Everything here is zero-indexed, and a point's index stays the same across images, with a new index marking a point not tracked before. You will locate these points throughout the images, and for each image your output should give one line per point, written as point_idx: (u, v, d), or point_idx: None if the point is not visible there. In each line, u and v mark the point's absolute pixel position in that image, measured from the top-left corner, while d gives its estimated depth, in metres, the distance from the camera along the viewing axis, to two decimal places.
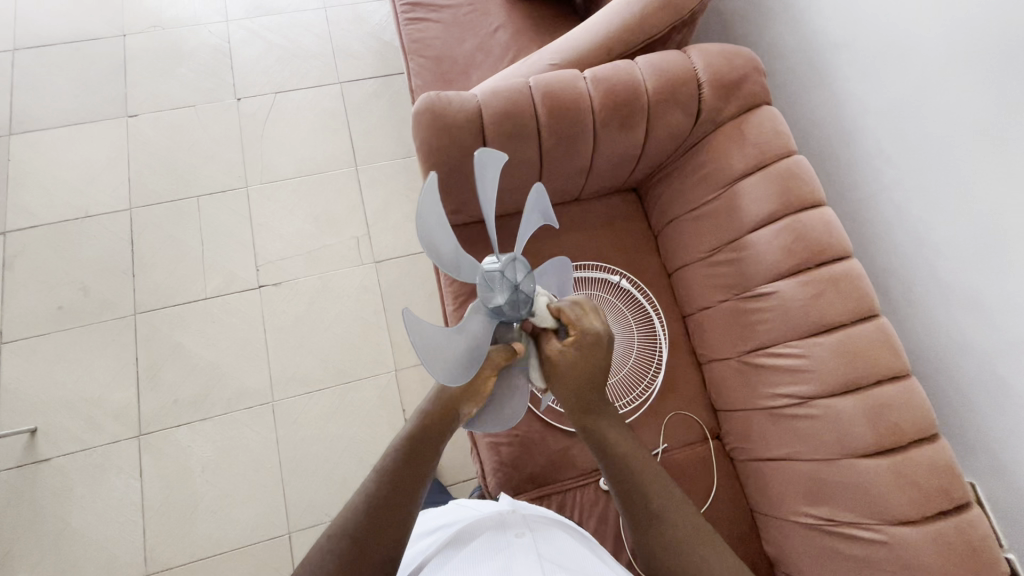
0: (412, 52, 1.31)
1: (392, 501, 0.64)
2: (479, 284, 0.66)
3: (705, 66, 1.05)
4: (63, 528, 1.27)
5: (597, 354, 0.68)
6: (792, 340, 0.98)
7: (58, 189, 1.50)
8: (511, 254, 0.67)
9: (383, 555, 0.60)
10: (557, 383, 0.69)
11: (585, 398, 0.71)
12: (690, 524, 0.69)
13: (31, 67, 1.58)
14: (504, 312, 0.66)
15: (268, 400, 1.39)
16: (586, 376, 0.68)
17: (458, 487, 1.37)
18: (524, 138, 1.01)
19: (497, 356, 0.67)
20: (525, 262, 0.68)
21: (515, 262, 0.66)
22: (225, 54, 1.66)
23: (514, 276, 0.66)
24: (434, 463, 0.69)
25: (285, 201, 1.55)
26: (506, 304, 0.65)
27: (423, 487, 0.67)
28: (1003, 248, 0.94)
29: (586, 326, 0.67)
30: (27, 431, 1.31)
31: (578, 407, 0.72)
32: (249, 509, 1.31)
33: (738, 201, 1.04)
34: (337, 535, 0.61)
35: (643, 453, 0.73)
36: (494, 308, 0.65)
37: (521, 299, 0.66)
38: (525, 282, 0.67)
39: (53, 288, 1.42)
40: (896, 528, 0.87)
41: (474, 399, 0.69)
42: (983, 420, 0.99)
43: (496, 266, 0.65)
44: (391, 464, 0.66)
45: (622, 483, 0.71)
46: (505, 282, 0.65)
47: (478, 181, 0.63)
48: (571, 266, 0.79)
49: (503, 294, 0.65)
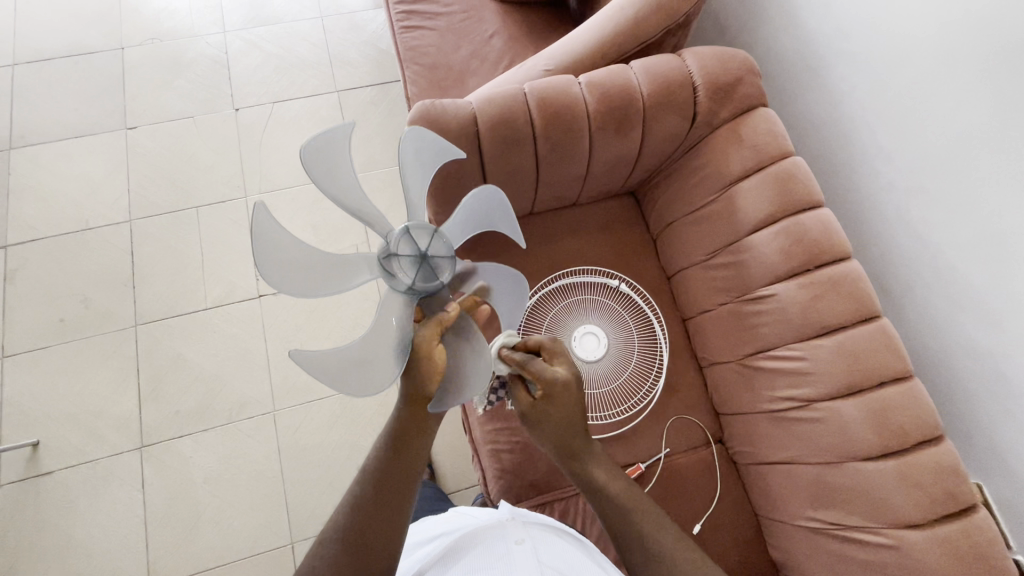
0: (407, 60, 1.31)
1: (382, 501, 0.64)
2: (383, 273, 0.67)
3: (700, 69, 1.04)
4: (67, 541, 1.27)
5: (569, 399, 0.71)
6: (792, 343, 0.98)
7: (57, 202, 1.50)
8: (399, 228, 0.67)
9: (379, 553, 0.62)
10: (538, 431, 0.73)
11: (570, 441, 0.72)
12: (689, 562, 0.66)
13: (31, 82, 1.59)
14: (419, 287, 0.68)
15: (269, 410, 1.39)
16: (568, 421, 0.71)
17: (462, 494, 1.37)
18: (518, 144, 1.00)
19: (427, 331, 0.66)
20: (419, 226, 0.68)
21: (406, 236, 0.67)
22: (223, 65, 1.66)
23: (413, 247, 0.67)
24: (422, 454, 0.68)
25: (284, 210, 1.55)
26: (417, 277, 0.67)
27: (414, 485, 0.67)
28: (1005, 246, 0.93)
29: (549, 376, 0.71)
30: (30, 445, 1.31)
31: (563, 454, 0.73)
32: (251, 520, 1.31)
33: (736, 204, 1.03)
34: (331, 539, 0.63)
35: (635, 493, 0.73)
36: (407, 288, 0.67)
37: (430, 265, 0.68)
38: (430, 245, 0.68)
39: (54, 300, 1.43)
40: (902, 532, 0.86)
41: (428, 377, 0.66)
42: (989, 421, 0.98)
43: (393, 247, 0.67)
44: (378, 466, 0.66)
45: (617, 525, 0.71)
46: (403, 259, 0.66)
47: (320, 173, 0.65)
48: (493, 191, 0.72)
49: (408, 268, 0.67)
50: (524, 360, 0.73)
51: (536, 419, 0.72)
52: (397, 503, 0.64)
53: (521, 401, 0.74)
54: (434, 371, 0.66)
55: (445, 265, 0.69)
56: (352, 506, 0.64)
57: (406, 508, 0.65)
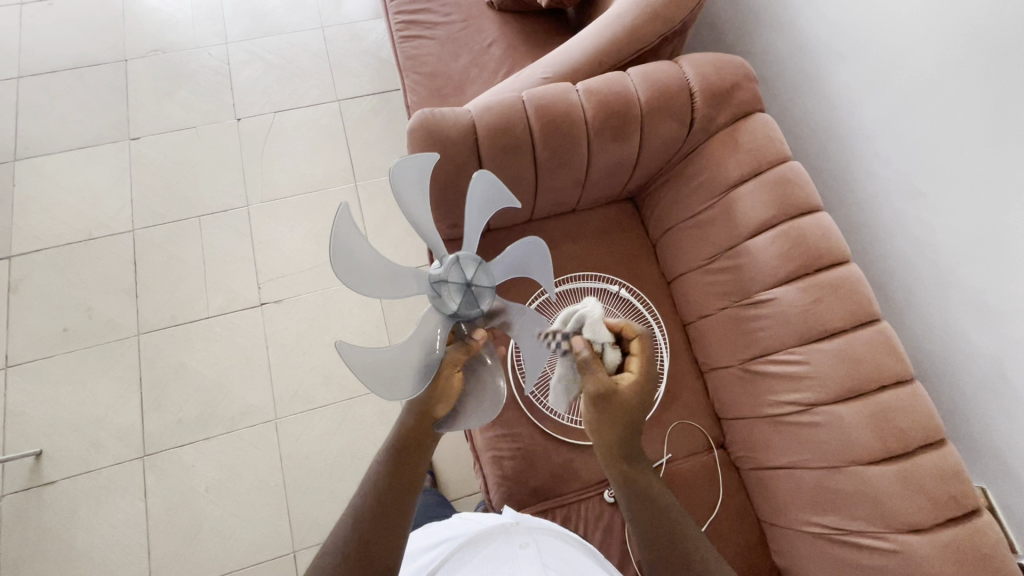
0: (407, 69, 1.32)
1: (385, 512, 0.65)
2: (430, 294, 0.70)
3: (697, 75, 1.05)
4: (69, 551, 1.27)
5: (646, 397, 0.75)
6: (793, 346, 0.98)
7: (61, 212, 1.52)
8: (479, 260, 0.71)
9: (382, 564, 0.63)
10: (602, 410, 0.73)
11: (627, 444, 0.73)
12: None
13: (36, 94, 1.61)
14: (460, 313, 0.70)
15: (269, 419, 1.39)
16: (631, 411, 0.73)
17: (463, 501, 1.36)
18: (518, 150, 1.01)
19: (454, 353, 0.71)
20: (488, 274, 0.72)
21: (478, 265, 0.71)
22: (225, 76, 1.68)
23: (461, 275, 0.69)
24: (422, 468, 0.70)
25: (285, 218, 1.56)
26: (461, 305, 0.69)
27: (416, 494, 0.69)
28: (1006, 248, 0.93)
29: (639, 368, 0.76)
30: (32, 455, 1.31)
31: (619, 453, 0.73)
32: (253, 528, 1.31)
33: (735, 208, 1.04)
34: (334, 552, 0.63)
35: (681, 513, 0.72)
36: (450, 313, 0.70)
37: (473, 293, 0.70)
38: (476, 277, 0.70)
39: (58, 310, 1.44)
40: (905, 536, 0.86)
41: (443, 398, 0.71)
42: (992, 424, 0.97)
43: (441, 272, 0.69)
44: (379, 480, 0.67)
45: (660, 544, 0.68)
46: (458, 274, 0.69)
47: (473, 194, 0.74)
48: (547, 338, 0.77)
49: (455, 295, 0.69)
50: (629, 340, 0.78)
51: (613, 394, 0.73)
52: (399, 518, 0.66)
53: (601, 373, 0.73)
54: (449, 392, 0.71)
55: (488, 295, 0.71)
56: (357, 516, 0.65)
57: (404, 516, 0.66)
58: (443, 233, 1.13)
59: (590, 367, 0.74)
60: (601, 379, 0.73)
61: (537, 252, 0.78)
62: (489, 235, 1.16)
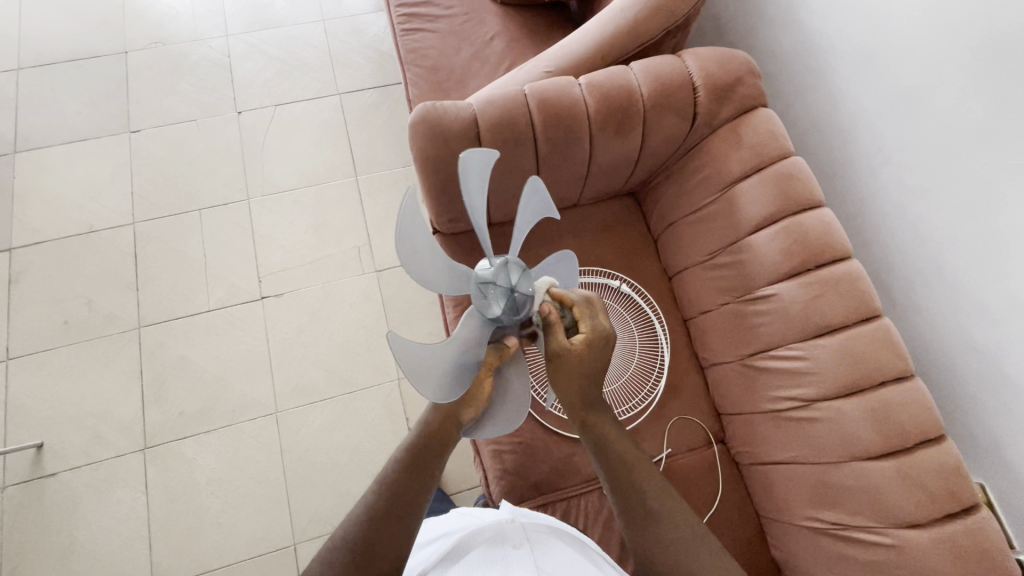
0: (408, 63, 1.32)
1: (396, 511, 0.66)
2: (475, 294, 0.69)
3: (701, 70, 1.04)
4: (70, 543, 1.28)
5: (605, 350, 0.71)
6: (794, 342, 0.98)
7: (61, 204, 1.51)
8: (523, 268, 0.70)
9: (388, 565, 0.63)
10: (560, 370, 0.70)
11: (584, 395, 0.73)
12: (688, 529, 0.69)
13: (35, 86, 1.61)
14: (502, 320, 0.68)
15: (270, 412, 1.39)
16: (588, 371, 0.70)
17: (463, 496, 1.37)
18: (519, 145, 1.01)
19: (487, 357, 0.71)
20: (532, 283, 0.71)
21: (523, 274, 0.70)
22: (225, 68, 1.67)
23: (507, 280, 0.68)
24: (436, 475, 0.70)
25: (286, 211, 1.56)
26: (504, 311, 0.67)
27: (428, 496, 0.69)
28: (1007, 244, 0.93)
29: (596, 323, 0.70)
30: (33, 447, 1.31)
31: (575, 402, 0.73)
32: (253, 521, 1.31)
33: (737, 203, 1.04)
34: (343, 548, 0.63)
35: (643, 460, 0.73)
36: (492, 317, 0.68)
37: (517, 302, 0.68)
38: (521, 283, 0.69)
39: (58, 303, 1.44)
40: (903, 531, 0.86)
41: (470, 404, 0.72)
42: (991, 420, 0.98)
43: (489, 272, 0.69)
44: (392, 480, 0.68)
45: (622, 491, 0.71)
46: (505, 282, 0.68)
47: (523, 203, 0.73)
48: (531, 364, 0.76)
49: (499, 299, 0.67)
50: (583, 298, 0.72)
51: (569, 356, 0.69)
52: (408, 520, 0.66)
53: (559, 337, 0.69)
54: (477, 398, 0.72)
55: (530, 305, 0.70)
56: (369, 512, 0.65)
57: (414, 519, 0.66)
58: (444, 228, 1.13)
59: (552, 327, 0.70)
60: (558, 342, 0.69)
61: (566, 262, 0.80)
62: (489, 230, 1.16)
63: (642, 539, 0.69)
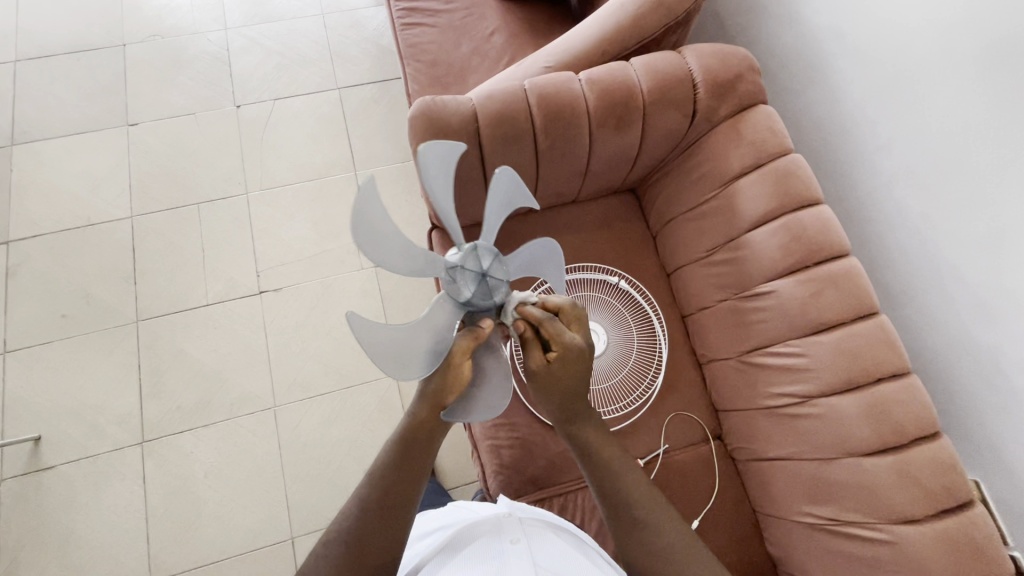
0: (408, 57, 1.31)
1: (389, 506, 0.65)
2: (445, 279, 0.69)
3: (701, 67, 1.04)
4: (68, 536, 1.28)
5: (580, 364, 0.73)
6: (791, 339, 0.98)
7: (59, 197, 1.51)
8: (495, 252, 0.70)
9: (377, 561, 0.63)
10: (542, 387, 0.74)
11: (568, 405, 0.75)
12: (673, 532, 0.70)
13: (33, 77, 1.60)
14: (473, 302, 0.69)
15: (269, 406, 1.39)
16: (569, 385, 0.73)
17: (461, 490, 1.37)
18: (518, 140, 1.01)
19: (463, 341, 0.68)
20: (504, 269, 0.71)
21: (494, 259, 0.70)
22: (224, 62, 1.67)
23: (477, 264, 0.68)
24: (427, 467, 0.69)
25: (285, 206, 1.55)
26: (474, 293, 0.68)
27: (420, 490, 0.68)
28: (1005, 243, 0.93)
29: (567, 340, 0.72)
30: (31, 439, 1.31)
31: (560, 415, 0.76)
32: (251, 515, 1.32)
33: (736, 200, 1.04)
34: (338, 542, 0.64)
35: (629, 465, 0.75)
36: (463, 300, 0.68)
37: (488, 285, 0.68)
38: (493, 267, 0.69)
39: (56, 296, 1.43)
40: (898, 527, 0.87)
41: (454, 387, 0.69)
42: (987, 417, 0.98)
43: (457, 257, 0.69)
44: (386, 474, 0.67)
45: (609, 497, 0.73)
46: (473, 266, 0.68)
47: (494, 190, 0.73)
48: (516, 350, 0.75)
49: (469, 283, 0.68)
50: (545, 318, 0.71)
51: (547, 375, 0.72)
52: (400, 515, 0.66)
53: (534, 354, 0.72)
54: (459, 381, 0.69)
55: (502, 290, 0.70)
56: (364, 506, 0.66)
57: (407, 513, 0.66)
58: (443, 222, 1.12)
59: (529, 346, 0.72)
60: (534, 360, 0.72)
61: (549, 251, 0.78)
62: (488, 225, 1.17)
63: (631, 544, 0.70)
